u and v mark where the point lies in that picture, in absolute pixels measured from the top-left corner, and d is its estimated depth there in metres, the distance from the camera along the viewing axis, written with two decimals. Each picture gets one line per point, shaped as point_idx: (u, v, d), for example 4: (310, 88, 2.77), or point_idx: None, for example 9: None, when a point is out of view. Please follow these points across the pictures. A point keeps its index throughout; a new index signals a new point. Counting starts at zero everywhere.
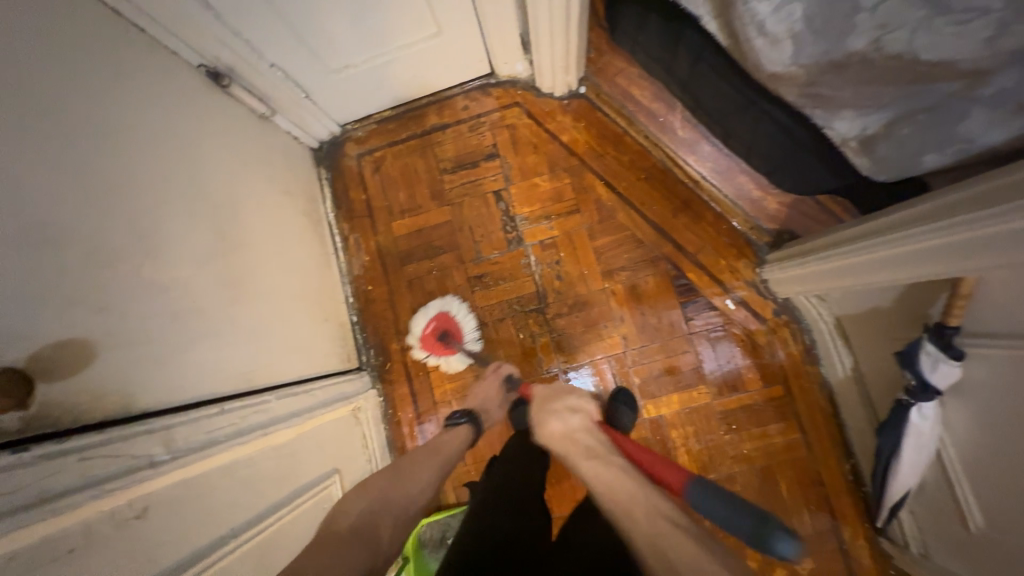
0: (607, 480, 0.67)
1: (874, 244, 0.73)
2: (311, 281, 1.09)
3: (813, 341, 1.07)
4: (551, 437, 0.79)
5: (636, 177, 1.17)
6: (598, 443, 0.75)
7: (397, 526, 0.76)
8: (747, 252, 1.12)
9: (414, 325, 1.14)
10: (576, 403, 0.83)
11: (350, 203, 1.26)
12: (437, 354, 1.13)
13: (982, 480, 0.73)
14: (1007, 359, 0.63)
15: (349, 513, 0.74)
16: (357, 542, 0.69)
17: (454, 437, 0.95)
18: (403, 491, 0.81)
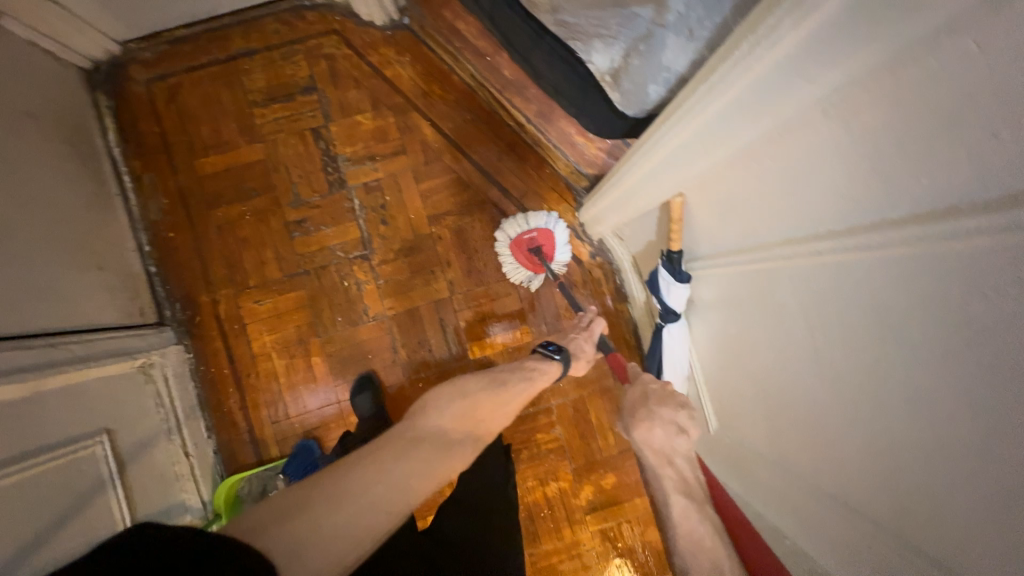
0: (696, 528, 0.73)
1: (630, 175, 0.77)
2: (79, 224, 0.94)
3: (621, 280, 1.15)
4: (652, 446, 0.82)
5: (463, 118, 1.14)
6: (694, 483, 0.80)
7: (472, 441, 0.78)
8: (568, 197, 1.16)
9: (510, 228, 1.09)
10: (689, 424, 0.81)
11: (140, 136, 1.09)
12: (517, 261, 1.10)
13: (714, 381, 0.85)
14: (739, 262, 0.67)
15: (439, 417, 0.77)
16: (435, 448, 0.71)
17: (544, 373, 0.94)
18: (486, 420, 0.83)
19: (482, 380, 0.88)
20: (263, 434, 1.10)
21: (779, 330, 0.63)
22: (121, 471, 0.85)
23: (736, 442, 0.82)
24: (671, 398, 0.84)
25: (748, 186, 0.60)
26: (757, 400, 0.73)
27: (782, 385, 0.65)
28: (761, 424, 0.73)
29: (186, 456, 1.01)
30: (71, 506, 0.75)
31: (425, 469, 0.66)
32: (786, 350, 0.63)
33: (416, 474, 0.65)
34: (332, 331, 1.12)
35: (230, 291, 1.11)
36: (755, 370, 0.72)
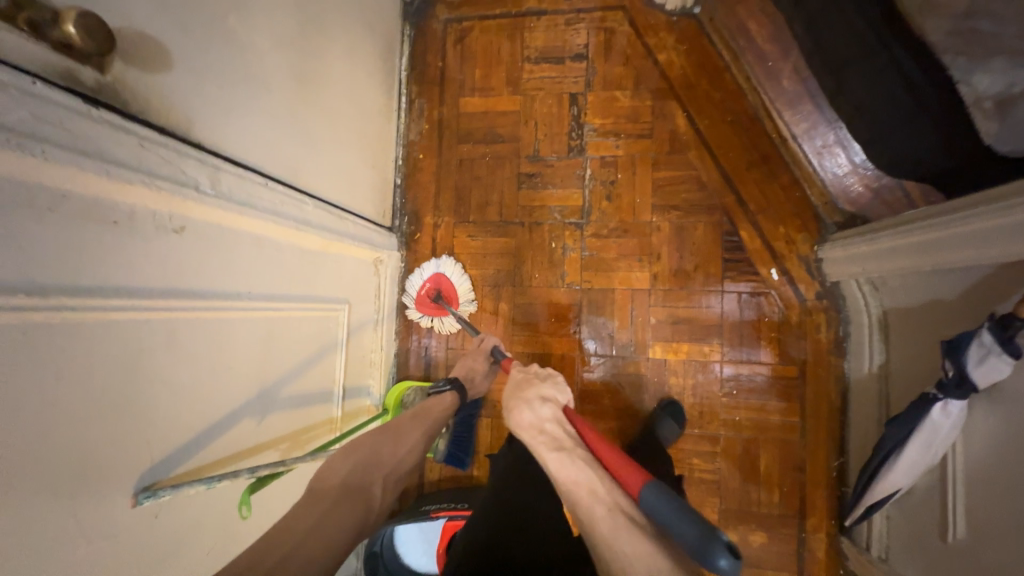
0: (575, 474, 0.67)
1: (942, 240, 0.72)
2: (371, 126, 1.09)
3: (847, 333, 1.02)
4: (523, 425, 0.78)
5: (721, 118, 1.10)
6: (567, 435, 0.74)
7: (390, 476, 0.74)
8: (810, 227, 1.06)
9: (409, 287, 1.15)
10: (552, 394, 0.81)
11: (426, 67, 1.23)
12: (430, 315, 1.14)
13: (979, 485, 0.71)
14: None
15: (341, 467, 0.71)
16: (348, 503, 0.66)
17: (438, 401, 0.92)
18: (387, 451, 0.77)
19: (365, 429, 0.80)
20: (436, 356, 1.18)
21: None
22: (347, 340, 0.97)
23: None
24: (534, 378, 0.87)
25: None
26: None
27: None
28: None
29: (380, 348, 1.12)
30: (316, 355, 0.87)
31: (335, 522, 0.62)
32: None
33: (324, 525, 0.61)
34: (525, 284, 1.16)
35: (450, 220, 1.20)
36: None
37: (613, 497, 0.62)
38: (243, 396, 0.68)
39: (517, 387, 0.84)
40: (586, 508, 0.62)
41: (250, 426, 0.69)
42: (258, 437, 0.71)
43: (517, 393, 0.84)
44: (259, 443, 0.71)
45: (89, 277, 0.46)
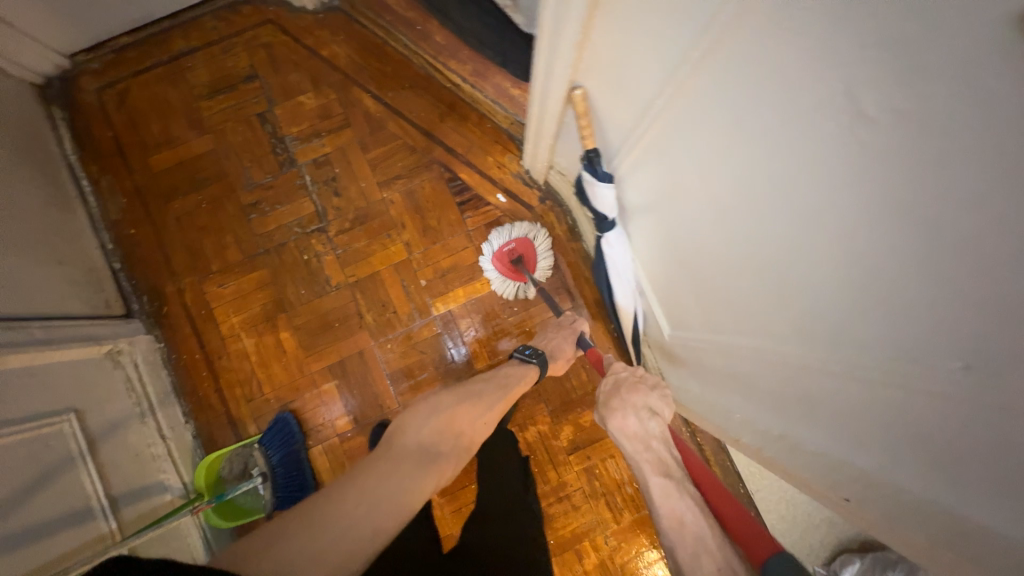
0: (677, 507, 0.69)
1: (546, 109, 0.83)
2: (38, 220, 0.98)
3: (574, 220, 1.17)
4: (628, 435, 0.80)
5: (401, 86, 1.19)
6: (673, 461, 0.75)
7: (456, 450, 0.79)
8: (510, 148, 1.19)
9: (493, 239, 1.11)
10: (659, 407, 0.81)
11: (96, 142, 1.14)
12: (501, 272, 1.11)
13: (659, 287, 0.87)
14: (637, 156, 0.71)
15: (423, 431, 0.77)
16: (422, 464, 0.72)
17: (521, 375, 0.95)
18: (468, 420, 0.82)
19: (455, 388, 0.86)
20: (240, 414, 1.11)
21: (682, 220, 0.67)
22: (91, 448, 0.86)
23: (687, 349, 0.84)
24: (643, 383, 0.85)
25: (610, 79, 0.65)
26: (693, 295, 0.74)
27: (699, 273, 0.69)
28: (708, 322, 0.73)
29: (162, 438, 1.02)
30: (36, 480, 0.76)
31: (411, 484, 0.68)
32: (692, 237, 0.67)
33: (402, 488, 0.67)
34: (298, 305, 1.14)
35: (194, 279, 1.14)
36: (686, 265, 0.72)
37: (726, 553, 0.63)
38: None
39: (626, 389, 0.83)
40: (689, 551, 0.64)
41: None
42: None
43: (620, 396, 0.84)
44: None
45: None
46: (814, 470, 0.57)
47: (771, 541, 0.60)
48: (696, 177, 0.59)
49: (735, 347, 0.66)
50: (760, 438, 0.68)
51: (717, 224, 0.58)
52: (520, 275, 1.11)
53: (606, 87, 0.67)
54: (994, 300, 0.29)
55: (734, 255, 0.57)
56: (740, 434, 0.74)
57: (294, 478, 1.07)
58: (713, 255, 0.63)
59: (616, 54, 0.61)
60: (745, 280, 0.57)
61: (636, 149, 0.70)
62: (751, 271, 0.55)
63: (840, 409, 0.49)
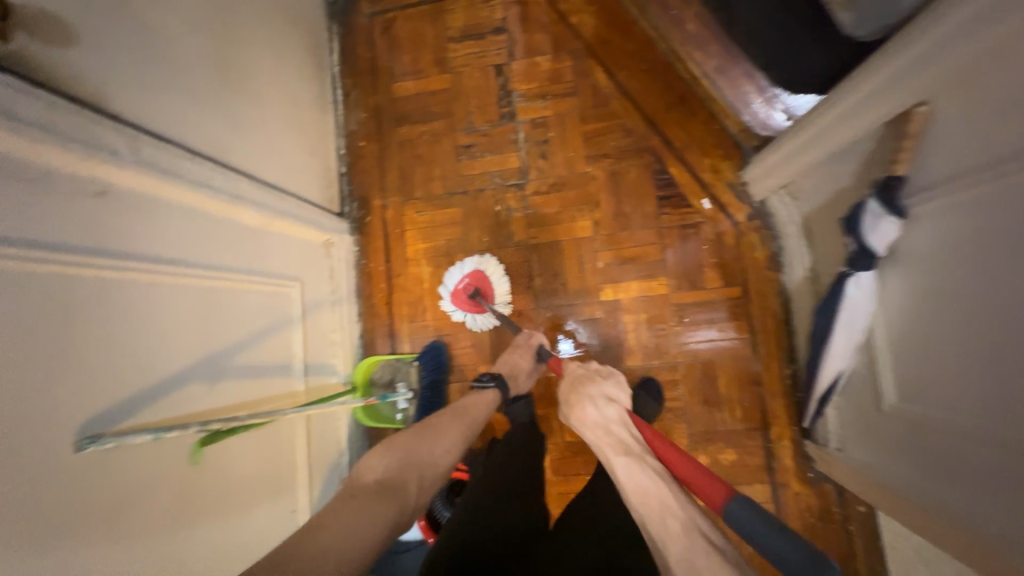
0: (641, 479, 0.63)
1: (841, 121, 0.76)
2: (305, 117, 1.13)
3: (780, 248, 1.07)
4: (586, 423, 0.76)
5: (637, 67, 1.17)
6: (633, 439, 0.70)
7: (424, 481, 0.73)
8: (732, 155, 1.12)
9: (448, 278, 1.15)
10: (617, 394, 0.78)
11: (357, 59, 1.29)
12: (465, 311, 1.14)
13: (901, 350, 0.76)
14: (950, 203, 0.62)
15: (379, 465, 0.72)
16: (382, 500, 0.65)
17: (480, 401, 0.92)
18: (432, 450, 0.78)
19: (408, 427, 0.82)
20: (400, 331, 1.20)
21: (978, 282, 0.59)
22: (302, 316, 0.99)
23: (913, 426, 0.74)
24: (599, 374, 0.83)
25: (971, 107, 0.57)
26: (959, 370, 0.64)
27: (980, 346, 0.60)
28: (967, 404, 0.63)
29: (341, 328, 1.15)
30: (269, 327, 0.89)
31: (369, 516, 0.61)
32: (985, 306, 0.59)
33: (364, 517, 0.61)
34: (478, 249, 1.19)
35: (397, 199, 1.24)
36: (965, 335, 0.63)
37: (686, 512, 0.58)
38: (188, 359, 0.70)
39: (577, 383, 0.81)
40: (656, 518, 0.58)
41: (197, 388, 0.71)
42: (211, 401, 0.73)
43: (577, 390, 0.81)
44: (213, 405, 0.73)
45: (0, 227, 0.49)
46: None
47: (716, 478, 0.59)
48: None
49: (1001, 439, 0.57)
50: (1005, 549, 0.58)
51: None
52: (480, 306, 1.13)
53: (960, 114, 0.59)
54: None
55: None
56: (961, 532, 0.64)
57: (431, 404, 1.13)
58: (1013, 330, 0.55)
59: (998, 82, 0.53)
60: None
61: (947, 195, 0.62)
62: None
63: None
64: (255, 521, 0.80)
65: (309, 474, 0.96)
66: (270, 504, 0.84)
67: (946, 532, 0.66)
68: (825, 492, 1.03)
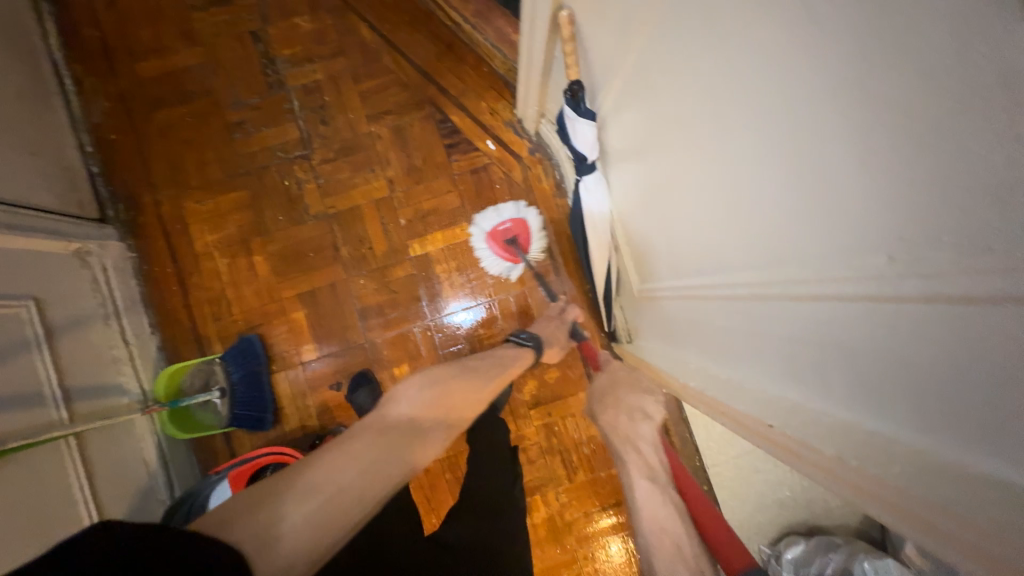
0: (658, 510, 0.70)
1: (535, 39, 0.80)
2: (20, 111, 0.97)
3: (562, 175, 1.15)
4: (621, 436, 0.84)
5: (400, 19, 1.16)
6: (660, 466, 0.77)
7: (440, 424, 0.78)
8: (505, 94, 1.16)
9: (482, 219, 1.11)
10: (648, 408, 0.85)
11: (83, 41, 1.12)
12: (494, 252, 1.11)
13: (631, 238, 0.86)
14: (617, 92, 0.69)
15: (407, 407, 0.76)
16: (404, 441, 0.69)
17: (521, 358, 0.97)
18: (462, 396, 0.84)
19: (435, 367, 0.85)
20: (207, 333, 1.11)
21: (660, 151, 0.63)
22: (48, 338, 0.87)
23: (657, 300, 0.81)
24: (640, 386, 0.90)
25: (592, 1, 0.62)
26: (682, 237, 0.64)
27: (696, 191, 0.56)
28: (697, 268, 0.62)
29: (125, 343, 1.02)
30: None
31: (392, 459, 0.65)
32: (679, 162, 0.58)
33: (385, 458, 0.64)
34: (275, 230, 1.13)
35: (172, 192, 1.12)
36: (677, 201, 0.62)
37: (699, 560, 0.65)
38: None
39: (621, 390, 0.90)
40: (667, 558, 0.66)
41: None
42: None
43: (618, 396, 0.90)
44: None
45: None
46: (752, 405, 0.56)
47: (748, 555, 0.62)
48: (676, 56, 0.49)
49: (695, 287, 0.64)
50: (712, 380, 0.67)
51: (693, 146, 0.53)
52: (514, 255, 1.11)
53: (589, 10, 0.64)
54: (923, 185, 0.26)
55: (703, 182, 0.53)
56: (693, 376, 0.74)
57: (253, 397, 1.07)
58: (685, 184, 0.58)
59: None
60: (709, 204, 0.53)
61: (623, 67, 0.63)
62: (714, 193, 0.52)
63: (785, 338, 0.47)
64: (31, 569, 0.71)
65: (100, 509, 0.86)
66: (40, 552, 0.74)
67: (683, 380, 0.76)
68: None
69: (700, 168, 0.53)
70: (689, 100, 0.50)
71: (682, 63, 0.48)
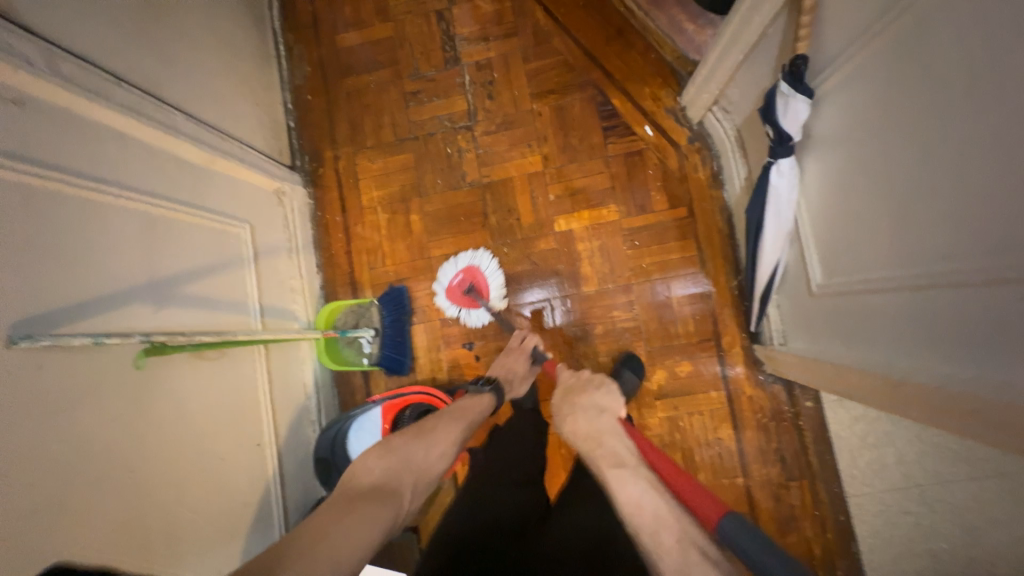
0: (634, 492, 0.59)
1: (750, 19, 0.82)
2: (248, 68, 1.14)
3: (720, 166, 1.12)
4: (576, 433, 0.74)
5: (574, 4, 1.20)
6: (626, 450, 0.67)
7: (417, 487, 0.69)
8: (669, 82, 1.16)
9: (443, 274, 1.15)
10: (608, 402, 0.78)
11: (297, 14, 1.29)
12: (459, 306, 1.14)
13: (821, 231, 0.82)
14: (850, 73, 0.66)
15: (373, 470, 0.68)
16: (377, 504, 0.62)
17: (477, 403, 0.89)
18: (428, 457, 0.73)
19: (406, 428, 0.77)
20: (362, 279, 1.21)
21: (910, 127, 0.58)
22: (255, 259, 1.00)
23: (855, 296, 0.75)
24: (591, 385, 0.83)
25: None
26: (905, 231, 0.62)
27: (933, 182, 0.56)
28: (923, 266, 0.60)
29: (300, 276, 1.15)
30: (218, 263, 0.89)
31: (367, 523, 0.58)
32: (910, 154, 0.58)
33: (363, 521, 0.58)
34: (433, 193, 1.21)
35: (350, 149, 1.24)
36: (906, 192, 0.61)
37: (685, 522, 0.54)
38: (135, 279, 0.71)
39: (574, 394, 0.81)
40: (654, 534, 0.54)
41: (139, 309, 0.70)
42: (159, 322, 0.74)
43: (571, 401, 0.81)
44: (164, 327, 0.75)
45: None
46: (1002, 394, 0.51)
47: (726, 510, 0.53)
48: (925, 51, 0.53)
49: (937, 277, 0.57)
50: (945, 379, 0.59)
51: (949, 121, 0.52)
52: (475, 302, 1.13)
53: None
54: None
55: (950, 171, 0.53)
56: (907, 376, 0.66)
57: (395, 342, 1.15)
58: (949, 164, 0.53)
59: None
60: (996, 181, 0.48)
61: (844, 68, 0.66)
62: (1006, 168, 0.46)
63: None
64: (217, 455, 0.80)
65: (274, 416, 0.97)
66: (230, 437, 0.84)
67: (885, 380, 0.69)
68: (775, 393, 1.10)
69: (989, 142, 0.48)
70: (997, 67, 0.45)
71: (942, 48, 0.51)
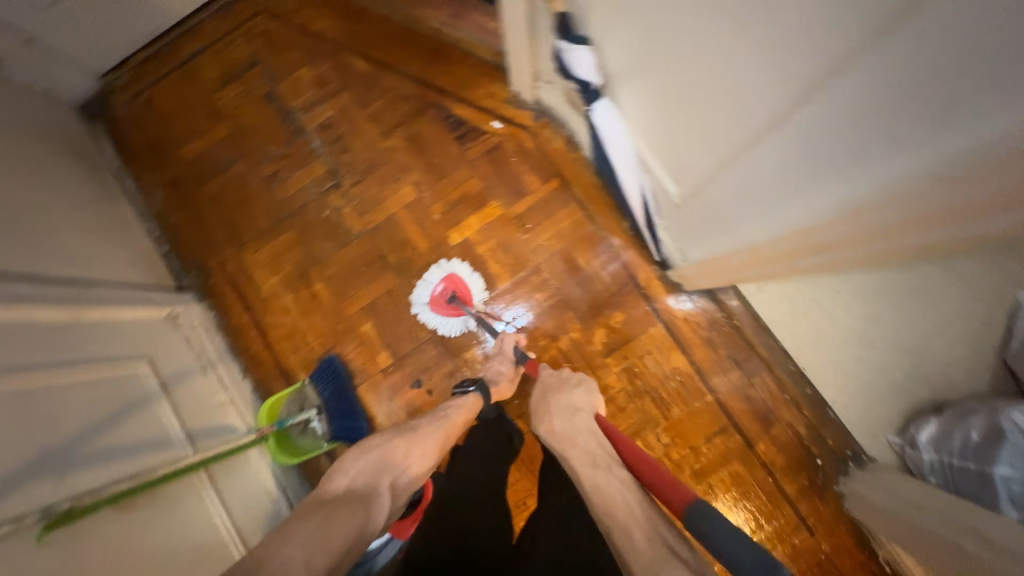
0: (607, 490, 0.75)
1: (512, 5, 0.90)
2: (98, 213, 1.13)
3: (569, 130, 1.19)
4: (555, 435, 0.88)
5: (386, 43, 1.27)
6: (601, 449, 0.83)
7: (396, 482, 0.82)
8: (496, 76, 1.23)
9: (420, 290, 1.17)
10: (584, 404, 0.91)
11: (132, 146, 1.29)
12: (440, 315, 1.15)
13: (656, 150, 0.87)
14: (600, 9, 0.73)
15: (352, 473, 0.80)
16: (354, 505, 0.74)
17: (458, 407, 0.97)
18: (409, 456, 0.85)
19: (386, 429, 0.89)
20: (291, 365, 1.18)
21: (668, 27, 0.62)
22: (164, 389, 0.96)
23: (704, 190, 0.79)
24: (570, 386, 0.97)
25: None
26: (704, 117, 0.67)
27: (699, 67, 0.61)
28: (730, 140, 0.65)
29: (225, 388, 1.11)
30: (120, 409, 0.85)
31: (344, 520, 0.70)
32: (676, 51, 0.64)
33: (337, 519, 0.70)
34: (327, 257, 1.22)
35: (232, 249, 1.24)
36: (689, 85, 0.66)
37: (653, 521, 0.69)
38: (24, 457, 0.67)
39: (549, 394, 0.94)
40: (623, 528, 0.69)
41: (38, 485, 0.67)
42: (65, 490, 0.70)
43: (548, 399, 0.94)
44: (73, 494, 0.70)
45: None
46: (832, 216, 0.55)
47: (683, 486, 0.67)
48: None
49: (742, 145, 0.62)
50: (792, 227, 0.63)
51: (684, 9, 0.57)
52: (459, 310, 1.15)
53: None
54: None
55: (705, 51, 0.58)
56: (768, 240, 0.70)
57: (343, 411, 1.11)
58: (702, 47, 0.58)
59: None
60: (737, 43, 0.52)
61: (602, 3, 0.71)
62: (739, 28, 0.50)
63: (844, 142, 0.47)
64: None
65: (240, 535, 0.91)
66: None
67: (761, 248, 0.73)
68: (704, 306, 1.15)
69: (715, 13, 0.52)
70: None
71: None
